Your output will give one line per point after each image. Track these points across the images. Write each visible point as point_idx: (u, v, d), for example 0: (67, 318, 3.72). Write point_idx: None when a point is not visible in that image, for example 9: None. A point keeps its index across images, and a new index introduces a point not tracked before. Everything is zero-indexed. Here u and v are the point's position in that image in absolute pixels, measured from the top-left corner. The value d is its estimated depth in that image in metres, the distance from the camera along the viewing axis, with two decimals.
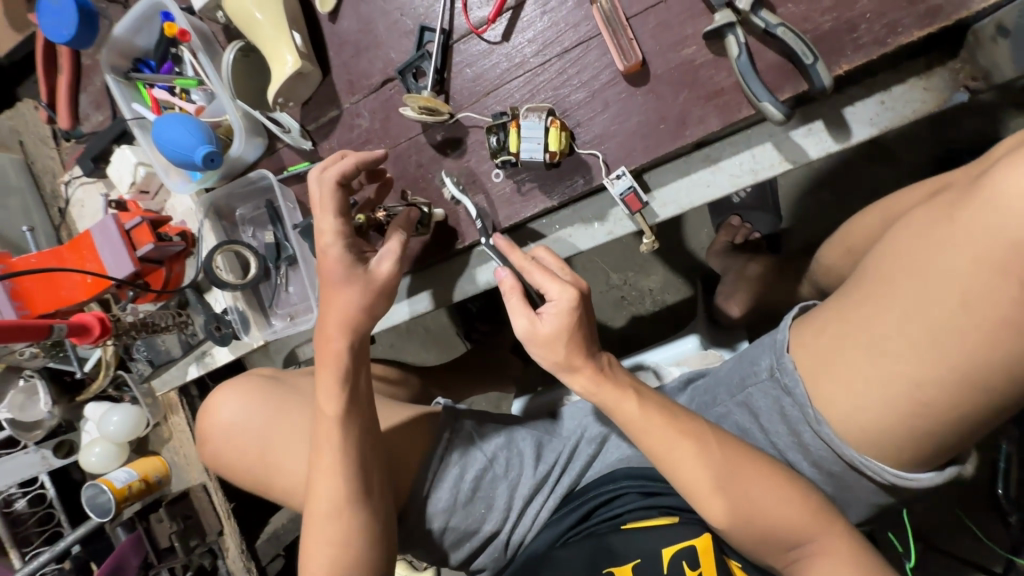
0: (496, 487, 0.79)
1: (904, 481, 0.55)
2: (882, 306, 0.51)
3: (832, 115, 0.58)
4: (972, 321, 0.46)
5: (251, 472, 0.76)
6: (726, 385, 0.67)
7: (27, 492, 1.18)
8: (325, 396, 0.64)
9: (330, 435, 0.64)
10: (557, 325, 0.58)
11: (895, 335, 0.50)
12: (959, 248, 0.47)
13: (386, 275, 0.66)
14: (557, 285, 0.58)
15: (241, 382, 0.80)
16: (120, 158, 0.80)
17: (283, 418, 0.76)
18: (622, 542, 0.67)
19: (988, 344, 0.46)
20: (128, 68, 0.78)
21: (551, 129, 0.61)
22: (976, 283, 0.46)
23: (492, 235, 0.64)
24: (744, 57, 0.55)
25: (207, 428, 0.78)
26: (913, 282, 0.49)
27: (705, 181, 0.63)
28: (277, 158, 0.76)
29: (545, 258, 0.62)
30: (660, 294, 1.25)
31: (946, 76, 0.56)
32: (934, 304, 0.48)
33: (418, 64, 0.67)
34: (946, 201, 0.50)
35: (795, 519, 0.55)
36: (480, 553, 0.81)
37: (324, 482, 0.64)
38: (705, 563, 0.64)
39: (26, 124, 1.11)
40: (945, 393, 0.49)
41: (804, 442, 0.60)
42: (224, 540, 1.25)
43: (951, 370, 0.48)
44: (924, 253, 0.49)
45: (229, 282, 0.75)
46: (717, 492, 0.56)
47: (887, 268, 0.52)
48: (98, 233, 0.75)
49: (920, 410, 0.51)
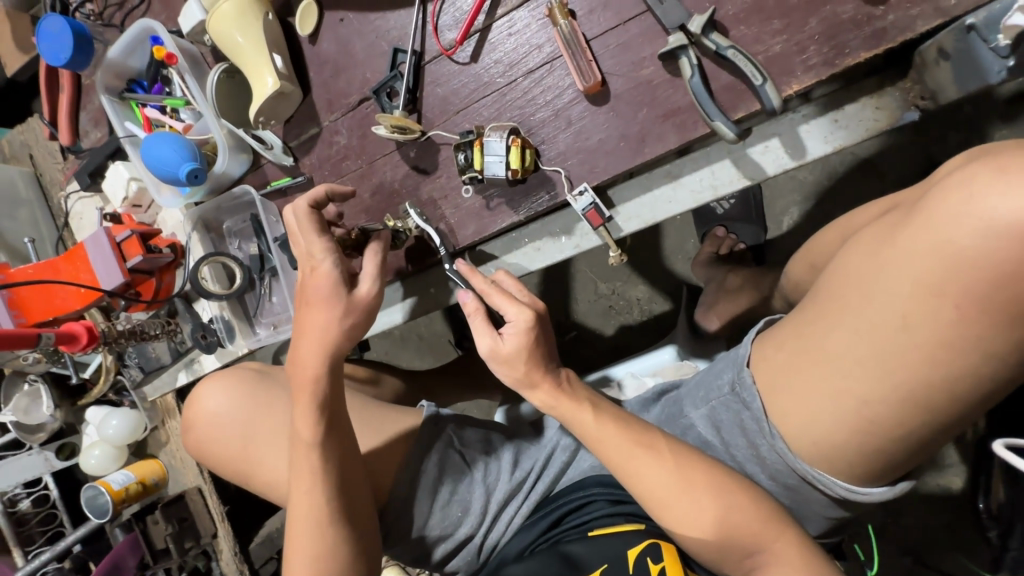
0: (473, 491, 0.81)
1: (854, 495, 0.56)
2: (831, 324, 0.52)
3: (787, 133, 0.60)
4: (913, 340, 0.47)
5: (233, 463, 0.79)
6: (692, 397, 0.68)
7: (32, 492, 1.22)
8: (300, 420, 0.66)
9: (309, 454, 0.66)
10: (518, 343, 0.64)
11: (844, 353, 0.51)
12: (901, 268, 0.47)
13: (367, 297, 0.67)
14: (515, 307, 0.63)
15: (227, 373, 0.82)
16: (114, 173, 0.83)
17: (267, 417, 0.78)
18: (587, 549, 0.68)
19: (929, 363, 0.47)
20: (122, 88, 0.82)
21: (512, 147, 0.63)
22: (915, 303, 0.46)
23: (454, 260, 0.68)
24: (696, 78, 0.57)
25: (192, 414, 0.81)
26: (858, 301, 0.50)
27: (667, 197, 0.65)
28: (261, 173, 0.80)
29: (503, 282, 0.68)
30: (648, 304, 1.25)
31: (897, 95, 0.57)
32: (878, 323, 0.48)
33: (391, 84, 0.70)
34: (892, 219, 0.50)
35: (749, 525, 0.59)
36: (453, 555, 0.82)
37: (299, 491, 0.66)
38: (668, 561, 0.65)
39: (36, 139, 1.17)
40: (891, 410, 0.50)
41: (761, 454, 0.61)
42: (218, 543, 1.28)
43: (895, 389, 0.49)
44: (869, 272, 0.49)
45: (214, 292, 0.79)
46: (669, 499, 0.62)
47: (837, 285, 0.52)
48: (90, 246, 0.78)
49: (868, 427, 0.51)
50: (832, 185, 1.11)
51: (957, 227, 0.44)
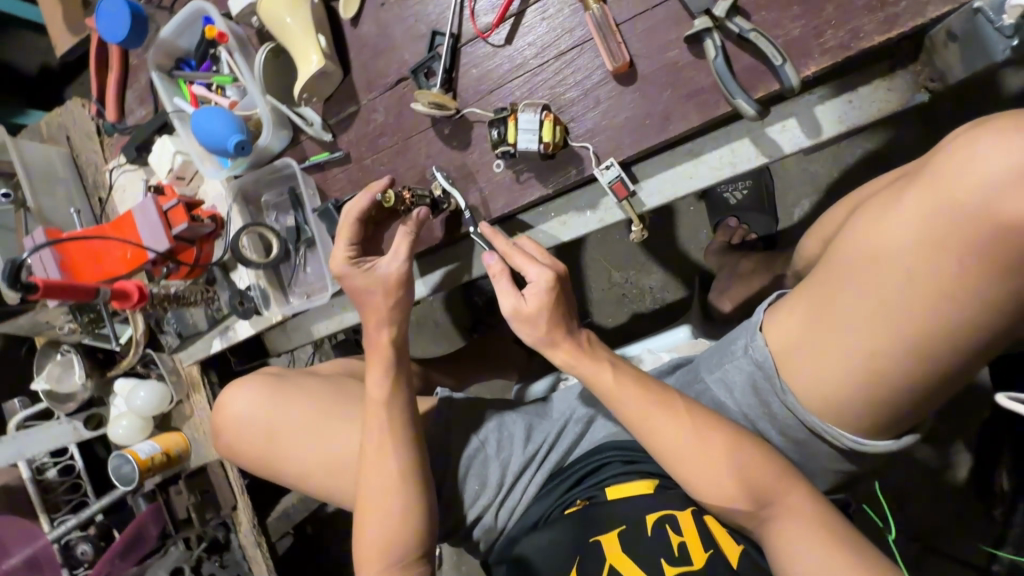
0: (487, 462, 0.85)
1: (860, 446, 0.60)
2: (841, 283, 0.56)
3: (803, 114, 0.64)
4: (917, 294, 0.51)
5: (264, 454, 0.82)
6: (707, 362, 0.72)
7: (58, 462, 1.26)
8: (374, 383, 0.74)
9: (379, 411, 0.73)
10: (539, 302, 0.68)
11: (854, 307, 0.55)
12: (907, 228, 0.51)
13: (398, 271, 0.74)
14: (536, 267, 0.68)
15: (250, 378, 0.86)
16: (161, 146, 0.87)
17: (292, 410, 0.81)
18: (606, 511, 0.72)
19: (933, 316, 0.51)
20: (171, 66, 0.87)
21: (545, 122, 0.67)
22: (920, 257, 0.50)
23: (478, 224, 0.73)
24: (721, 59, 0.61)
25: (221, 419, 0.85)
26: (866, 261, 0.54)
27: (689, 173, 0.69)
28: (300, 149, 0.84)
29: (524, 245, 0.73)
30: (660, 292, 1.29)
31: (907, 78, 0.61)
32: (885, 280, 0.52)
33: (429, 65, 0.75)
34: (901, 184, 0.55)
35: (766, 481, 0.64)
36: (476, 525, 0.85)
37: (370, 452, 0.72)
38: (686, 532, 0.67)
39: (73, 121, 1.22)
40: (895, 362, 0.54)
41: (773, 412, 0.66)
42: (237, 515, 1.32)
43: (900, 341, 0.53)
44: (877, 233, 0.54)
45: (253, 260, 0.83)
46: (688, 453, 0.66)
47: (847, 247, 0.56)
48: (139, 214, 0.83)
49: (873, 378, 0.55)
50: (841, 178, 1.15)
51: (959, 189, 0.48)
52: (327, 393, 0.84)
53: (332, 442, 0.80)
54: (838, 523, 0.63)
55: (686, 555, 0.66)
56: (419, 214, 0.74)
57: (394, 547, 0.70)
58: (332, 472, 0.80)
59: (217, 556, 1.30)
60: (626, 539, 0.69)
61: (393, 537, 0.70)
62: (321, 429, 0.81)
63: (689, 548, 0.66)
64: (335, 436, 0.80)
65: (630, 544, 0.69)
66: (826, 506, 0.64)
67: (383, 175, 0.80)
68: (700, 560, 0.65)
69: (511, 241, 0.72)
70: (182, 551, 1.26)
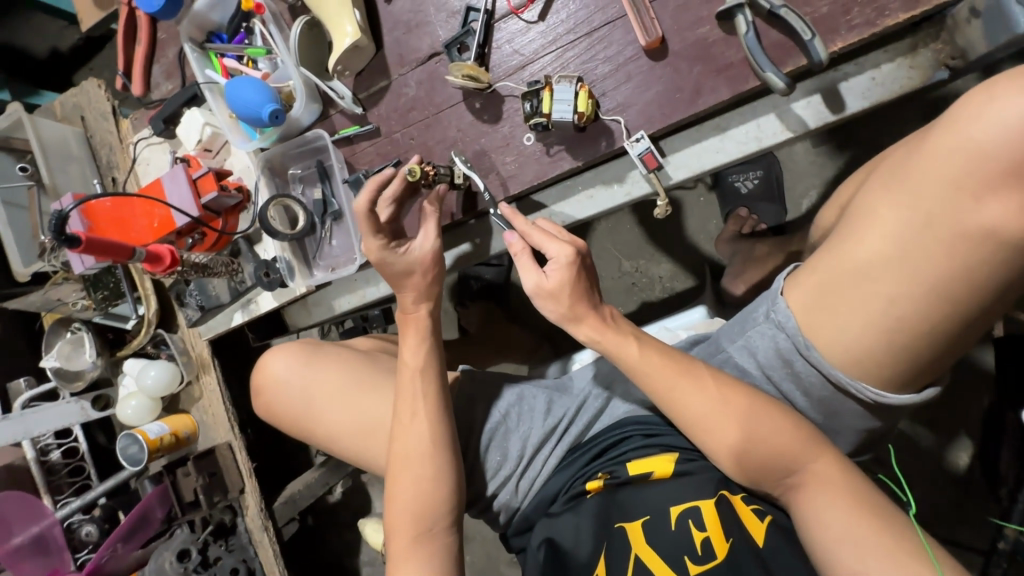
0: (508, 433, 0.85)
1: (883, 399, 0.62)
2: (862, 235, 0.59)
3: (828, 90, 0.67)
4: (936, 236, 0.54)
5: (301, 419, 0.88)
6: (727, 332, 0.74)
7: (62, 443, 1.25)
8: (411, 351, 0.78)
9: (414, 378, 0.77)
10: (560, 278, 0.69)
11: (873, 258, 0.58)
12: (922, 175, 0.55)
13: (430, 251, 0.78)
14: (556, 244, 0.69)
15: (289, 345, 0.92)
16: (190, 119, 0.89)
17: (328, 382, 0.87)
18: (632, 498, 0.74)
19: (953, 256, 0.53)
20: (202, 40, 0.88)
21: (580, 93, 0.69)
22: (937, 202, 0.54)
23: (499, 206, 0.75)
24: (751, 34, 0.63)
25: (261, 381, 0.91)
26: (885, 210, 0.57)
27: (715, 147, 0.71)
28: (329, 123, 0.85)
29: (544, 226, 0.73)
30: (670, 281, 1.31)
31: (929, 55, 0.64)
32: (903, 227, 0.56)
33: (463, 40, 0.76)
34: (915, 141, 0.58)
35: (789, 444, 0.66)
36: (498, 494, 0.85)
37: (403, 423, 0.76)
38: (711, 523, 0.67)
39: (90, 102, 1.12)
40: (918, 307, 0.56)
41: (796, 371, 0.67)
42: (244, 498, 1.28)
43: (923, 285, 0.55)
44: (894, 185, 0.57)
45: (280, 232, 0.83)
46: (712, 421, 0.69)
47: (866, 201, 0.60)
48: (169, 181, 0.85)
49: (895, 326, 0.58)
50: (847, 170, 1.18)
51: (970, 130, 0.52)
52: (362, 360, 0.90)
53: (365, 410, 0.84)
54: (865, 486, 0.65)
55: (709, 549, 0.66)
56: (437, 192, 0.77)
57: (430, 513, 0.74)
58: (365, 437, 0.84)
59: (223, 540, 1.26)
60: (651, 530, 0.70)
61: (427, 498, 0.74)
62: (354, 393, 0.85)
63: (713, 543, 0.66)
64: (370, 403, 0.84)
65: (652, 537, 0.70)
66: (851, 470, 0.67)
67: (412, 148, 0.81)
68: (723, 552, 0.65)
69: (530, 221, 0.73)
70: (188, 534, 1.23)
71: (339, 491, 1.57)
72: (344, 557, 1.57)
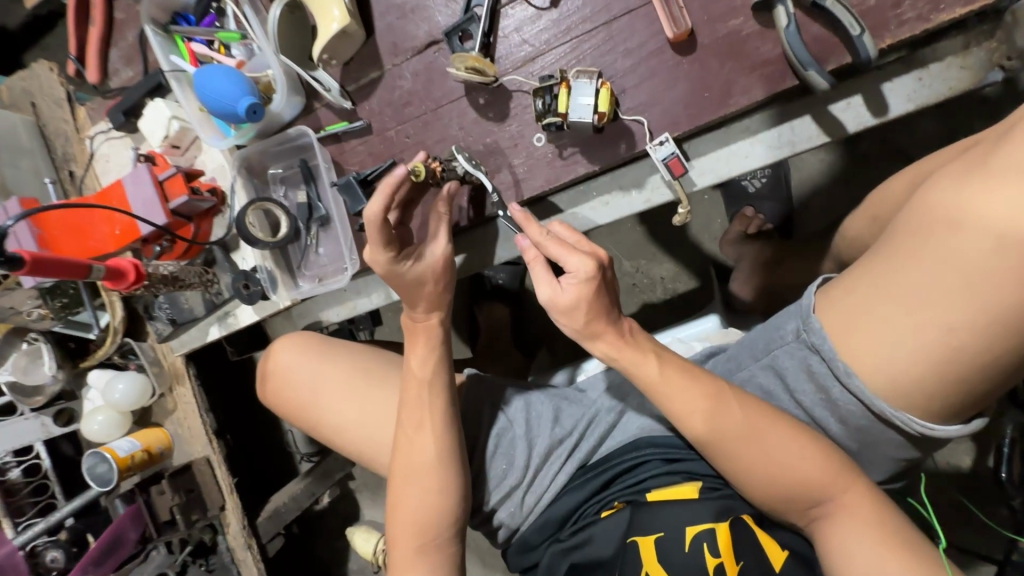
0: (515, 440, 0.78)
1: (930, 432, 0.58)
2: (916, 255, 0.54)
3: (870, 91, 0.61)
4: (1004, 262, 0.50)
5: (302, 407, 0.82)
6: (750, 349, 0.69)
7: (22, 461, 1.11)
8: (420, 361, 0.71)
9: (421, 390, 0.70)
10: (578, 294, 0.61)
11: (931, 281, 0.53)
12: (989, 193, 0.51)
13: (443, 256, 0.71)
14: (576, 256, 0.60)
15: (301, 336, 0.85)
16: (154, 111, 0.80)
17: (336, 372, 0.81)
18: (646, 518, 0.67)
19: (1020, 283, 0.49)
20: (166, 21, 0.78)
21: (601, 91, 0.62)
22: (1008, 223, 0.50)
23: (508, 208, 0.66)
24: (792, 28, 0.57)
25: (269, 366, 0.85)
26: (944, 230, 0.53)
27: (744, 152, 0.65)
28: (314, 118, 0.77)
29: (559, 232, 0.65)
30: (672, 283, 1.25)
31: (981, 55, 0.59)
32: (968, 248, 0.51)
33: (465, 27, 0.68)
34: (975, 154, 0.54)
35: (808, 475, 0.61)
36: (500, 508, 0.78)
37: (407, 434, 0.70)
38: (725, 551, 0.62)
39: (40, 86, 0.96)
40: (977, 337, 0.52)
41: (833, 398, 0.62)
42: (225, 516, 1.18)
43: (986, 313, 0.51)
44: (952, 202, 0.53)
45: (260, 239, 0.74)
46: (737, 447, 0.62)
47: (921, 217, 0.55)
48: (131, 184, 0.75)
49: (952, 355, 0.53)
50: (858, 167, 1.13)
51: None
52: (369, 358, 0.83)
53: (369, 408, 0.79)
54: (895, 519, 0.61)
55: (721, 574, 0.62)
56: (448, 189, 0.70)
57: (432, 529, 0.69)
58: (366, 439, 0.78)
59: (203, 560, 1.18)
60: (665, 551, 0.64)
61: (431, 515, 0.68)
62: (360, 392, 0.79)
63: (726, 569, 0.62)
64: (376, 401, 0.79)
65: (664, 558, 0.64)
66: (881, 498, 0.62)
67: (409, 147, 0.73)
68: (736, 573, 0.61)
69: (544, 228, 0.65)
70: (165, 557, 1.15)
71: (327, 500, 1.47)
72: (333, 567, 1.51)
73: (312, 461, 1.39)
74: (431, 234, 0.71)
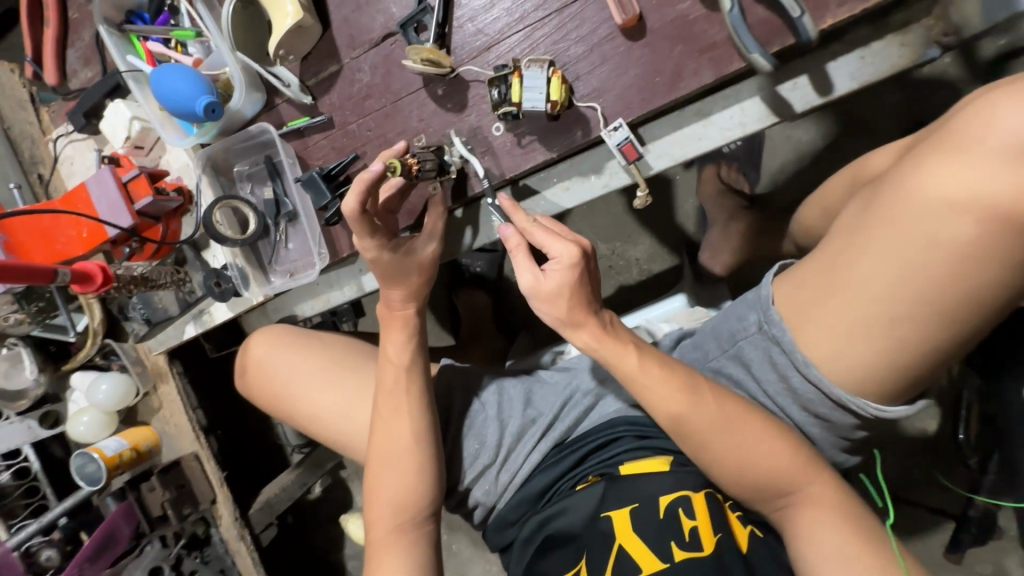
0: (488, 421, 0.80)
1: (884, 413, 0.61)
2: (860, 250, 0.57)
3: (815, 71, 0.63)
4: (934, 257, 0.52)
5: (280, 397, 0.84)
6: (715, 340, 0.71)
7: (10, 465, 1.05)
8: (393, 348, 0.73)
9: (398, 380, 0.72)
10: (561, 280, 0.62)
11: (872, 274, 0.56)
12: (923, 194, 0.53)
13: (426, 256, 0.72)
14: (559, 243, 0.62)
15: (277, 329, 0.87)
16: (114, 112, 0.80)
17: (313, 361, 0.83)
18: (615, 490, 0.69)
19: (950, 277, 0.52)
20: (121, 21, 0.78)
21: (552, 79, 0.63)
22: (938, 221, 0.52)
23: (497, 195, 0.68)
24: (736, 10, 0.57)
25: (247, 357, 0.87)
26: (884, 227, 0.55)
27: (697, 135, 0.67)
28: (276, 114, 0.77)
29: (544, 222, 0.67)
30: (647, 264, 1.27)
31: (921, 33, 0.60)
32: (903, 245, 0.54)
33: (419, 18, 0.68)
34: (913, 152, 0.56)
35: (777, 467, 0.63)
36: (475, 487, 0.81)
37: (382, 420, 0.72)
38: (700, 515, 0.65)
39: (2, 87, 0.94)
40: (919, 325, 0.55)
41: (793, 387, 0.65)
42: (217, 509, 1.18)
43: (923, 305, 0.54)
44: (892, 202, 0.55)
45: (228, 236, 0.75)
46: (715, 439, 0.64)
47: (866, 214, 0.57)
48: (94, 187, 0.76)
49: (897, 343, 0.56)
50: (827, 143, 1.14)
51: (978, 145, 0.51)
52: (345, 347, 0.85)
53: (346, 395, 0.80)
54: (858, 508, 0.64)
55: (697, 539, 0.63)
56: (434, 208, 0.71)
57: (410, 507, 0.71)
58: (342, 424, 0.80)
59: (198, 552, 1.17)
60: (639, 517, 0.66)
61: (404, 497, 0.70)
62: (337, 379, 0.81)
63: (701, 533, 0.63)
64: (352, 390, 0.80)
65: (639, 524, 0.66)
66: (843, 487, 0.65)
67: (371, 140, 0.74)
68: (709, 546, 0.62)
69: (531, 217, 0.67)
70: (159, 549, 1.10)
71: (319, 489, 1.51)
72: (328, 554, 1.54)
73: (303, 452, 1.41)
74: (427, 231, 0.72)
